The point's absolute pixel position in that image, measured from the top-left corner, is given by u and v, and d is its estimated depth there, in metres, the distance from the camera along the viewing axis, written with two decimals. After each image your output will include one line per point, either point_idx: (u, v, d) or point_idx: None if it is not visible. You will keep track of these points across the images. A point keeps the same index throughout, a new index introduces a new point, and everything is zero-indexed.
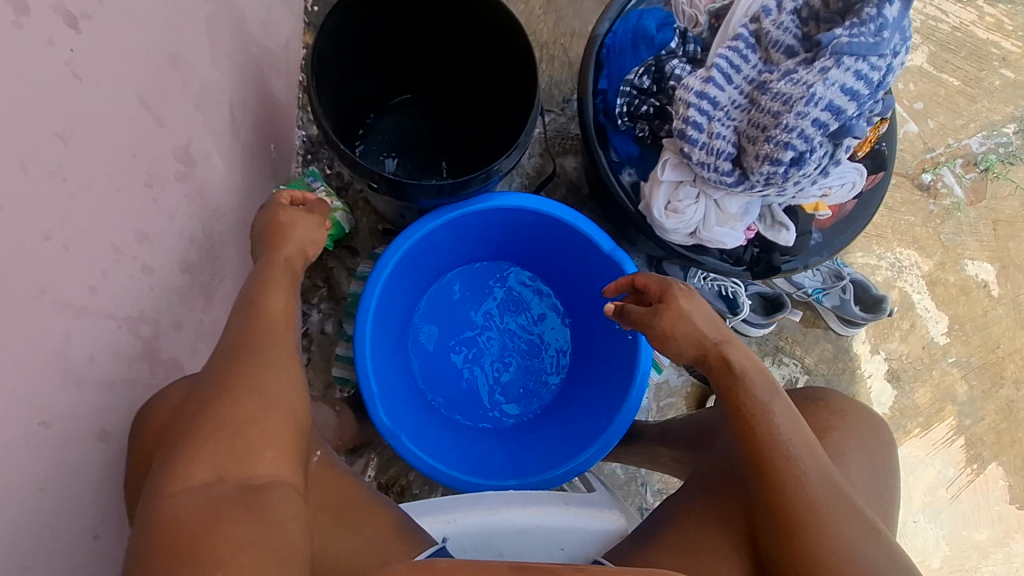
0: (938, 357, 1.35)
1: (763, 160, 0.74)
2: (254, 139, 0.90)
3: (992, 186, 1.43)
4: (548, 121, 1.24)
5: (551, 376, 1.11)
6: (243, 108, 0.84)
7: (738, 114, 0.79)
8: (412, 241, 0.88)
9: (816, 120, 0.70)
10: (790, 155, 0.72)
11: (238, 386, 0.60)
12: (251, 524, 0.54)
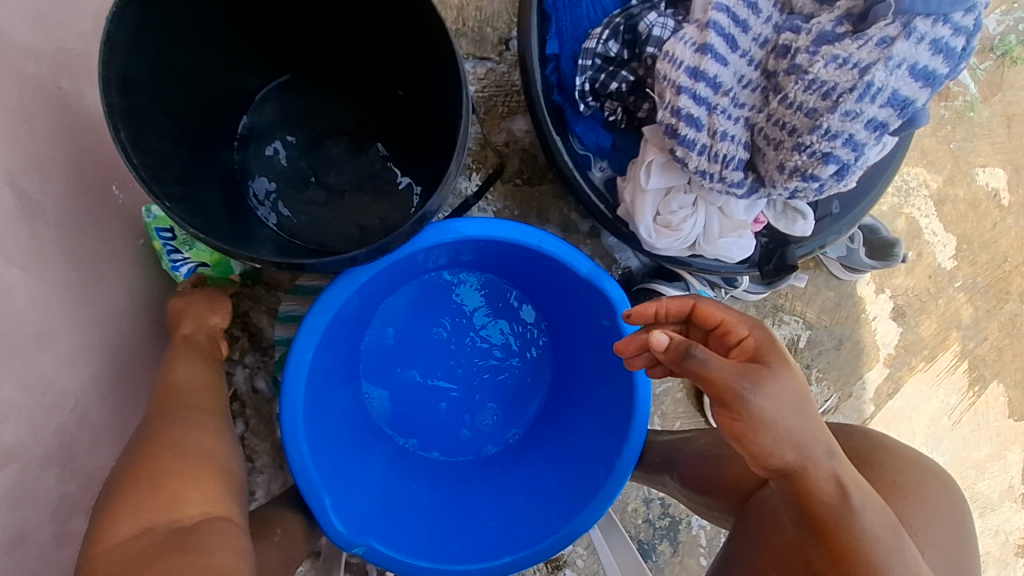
0: (945, 284, 1.24)
1: (792, 174, 0.58)
2: (78, 204, 0.64)
3: (1009, 74, 1.23)
4: (485, 73, 0.96)
5: (531, 393, 0.96)
6: (39, 175, 0.58)
7: (747, 98, 0.60)
8: (331, 312, 0.69)
9: (871, 120, 0.55)
10: (832, 168, 0.57)
11: (155, 447, 0.59)
12: (184, 558, 0.48)
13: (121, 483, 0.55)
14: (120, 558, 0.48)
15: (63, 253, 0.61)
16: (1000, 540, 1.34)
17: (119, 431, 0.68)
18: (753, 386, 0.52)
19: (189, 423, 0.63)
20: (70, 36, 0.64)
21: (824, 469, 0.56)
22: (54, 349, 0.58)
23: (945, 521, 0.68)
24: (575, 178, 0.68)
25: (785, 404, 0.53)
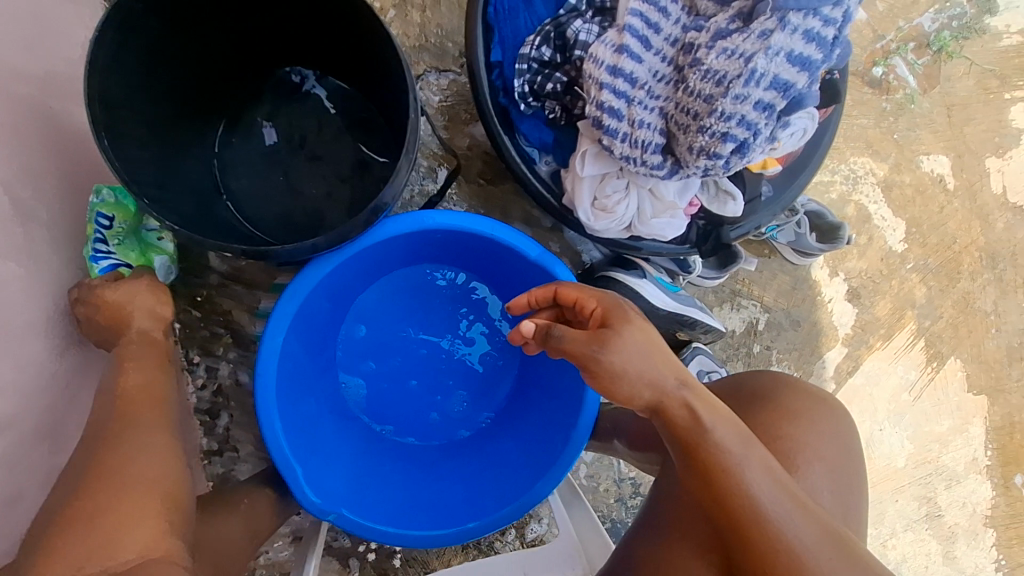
0: (897, 266, 1.31)
1: (699, 154, 0.65)
2: (64, 213, 0.72)
3: (945, 68, 1.32)
4: (447, 84, 1.04)
5: (499, 378, 1.03)
6: (26, 185, 0.66)
7: (662, 90, 0.67)
8: (301, 299, 0.75)
9: (758, 102, 0.62)
10: (730, 146, 0.63)
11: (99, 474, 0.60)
12: None
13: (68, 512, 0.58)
14: None
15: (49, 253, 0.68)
16: (968, 512, 1.39)
17: None
18: (601, 347, 0.58)
19: (136, 444, 0.64)
20: (57, 63, 0.72)
21: (670, 394, 0.59)
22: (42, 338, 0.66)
23: (848, 456, 0.71)
24: (521, 171, 0.76)
25: (634, 354, 0.59)
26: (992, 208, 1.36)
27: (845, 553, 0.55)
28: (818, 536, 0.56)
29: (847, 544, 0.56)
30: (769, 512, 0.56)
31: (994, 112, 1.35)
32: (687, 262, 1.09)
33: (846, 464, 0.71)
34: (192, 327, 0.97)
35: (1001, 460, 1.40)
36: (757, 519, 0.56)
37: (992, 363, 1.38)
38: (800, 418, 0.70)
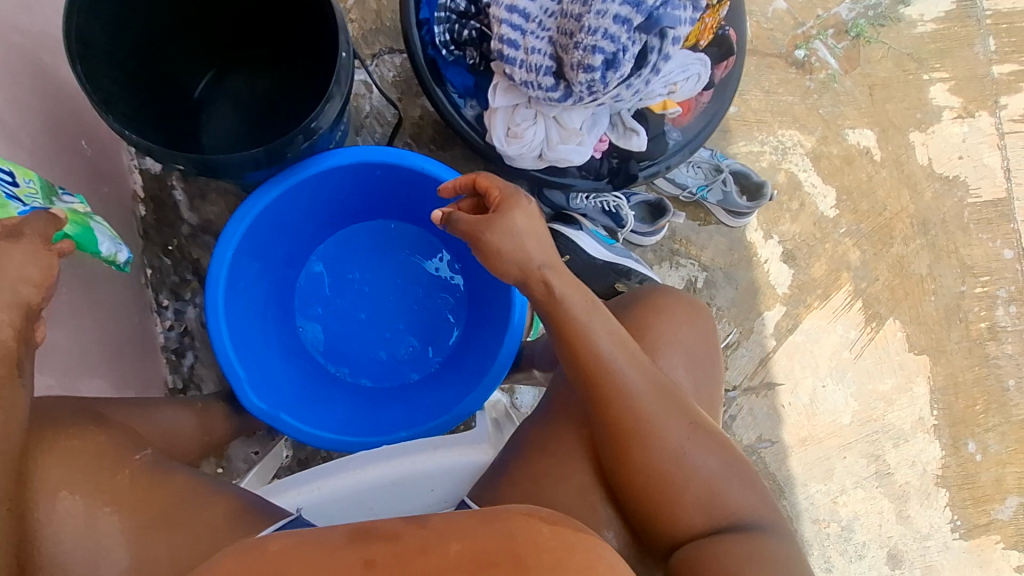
0: (830, 230, 1.39)
1: (578, 69, 0.74)
2: (49, 146, 0.84)
3: (865, 51, 1.44)
4: (400, 62, 1.17)
5: (446, 324, 1.13)
6: (16, 115, 0.77)
7: (550, 23, 0.78)
8: (249, 222, 0.86)
9: (617, 18, 0.72)
10: (600, 58, 0.72)
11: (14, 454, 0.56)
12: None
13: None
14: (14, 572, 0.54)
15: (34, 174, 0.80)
16: (919, 471, 1.42)
17: (78, 325, 0.84)
18: (484, 228, 0.75)
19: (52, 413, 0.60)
20: (50, 23, 0.86)
21: (539, 275, 0.75)
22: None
23: (714, 348, 0.83)
24: (446, 109, 0.87)
25: (506, 235, 0.75)
26: (919, 178, 1.46)
27: (675, 403, 0.72)
28: (653, 391, 0.71)
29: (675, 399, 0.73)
30: (619, 375, 0.71)
31: (914, 90, 1.46)
32: (620, 216, 1.19)
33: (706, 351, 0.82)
34: (164, 273, 1.07)
35: (949, 420, 1.44)
36: (611, 381, 0.71)
37: (932, 324, 1.45)
38: (670, 314, 0.81)
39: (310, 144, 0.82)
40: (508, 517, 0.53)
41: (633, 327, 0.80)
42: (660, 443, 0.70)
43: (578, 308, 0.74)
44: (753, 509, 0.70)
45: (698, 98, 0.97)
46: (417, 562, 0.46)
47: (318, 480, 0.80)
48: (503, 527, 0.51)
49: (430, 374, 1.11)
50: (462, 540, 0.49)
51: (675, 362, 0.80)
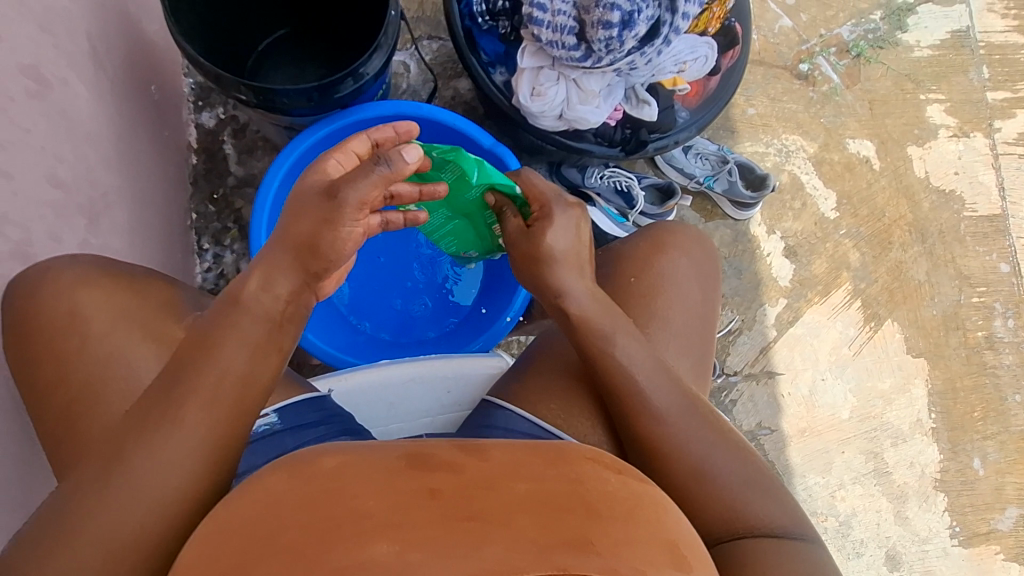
0: (830, 230, 1.47)
1: (598, 26, 0.84)
2: (121, 79, 0.96)
3: (865, 70, 1.54)
4: (436, 47, 1.29)
5: (463, 287, 1.21)
6: (103, 47, 0.90)
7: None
8: (296, 155, 0.99)
9: None
10: (617, 15, 0.82)
11: (179, 377, 0.61)
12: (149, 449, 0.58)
13: (151, 397, 0.60)
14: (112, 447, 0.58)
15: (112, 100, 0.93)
16: (917, 472, 1.44)
17: (132, 240, 0.95)
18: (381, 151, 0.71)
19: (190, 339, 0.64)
20: None
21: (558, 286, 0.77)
22: (98, 149, 0.87)
23: (713, 272, 0.85)
24: (478, 72, 0.97)
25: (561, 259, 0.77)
26: (917, 189, 1.53)
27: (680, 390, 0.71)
28: (657, 371, 0.72)
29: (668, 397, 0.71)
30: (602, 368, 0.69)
31: (912, 108, 1.55)
32: (631, 197, 1.28)
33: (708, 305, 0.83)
34: (207, 220, 1.21)
35: (948, 425, 1.46)
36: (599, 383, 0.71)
37: (930, 329, 1.49)
38: (674, 250, 0.84)
39: (357, 90, 0.93)
40: (574, 462, 0.58)
41: (638, 262, 0.83)
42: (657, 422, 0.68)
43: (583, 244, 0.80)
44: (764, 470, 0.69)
45: (706, 84, 1.07)
46: (488, 495, 0.52)
47: (345, 374, 0.79)
48: (573, 473, 0.56)
49: (446, 332, 1.19)
50: (528, 483, 0.54)
51: (683, 284, 0.82)
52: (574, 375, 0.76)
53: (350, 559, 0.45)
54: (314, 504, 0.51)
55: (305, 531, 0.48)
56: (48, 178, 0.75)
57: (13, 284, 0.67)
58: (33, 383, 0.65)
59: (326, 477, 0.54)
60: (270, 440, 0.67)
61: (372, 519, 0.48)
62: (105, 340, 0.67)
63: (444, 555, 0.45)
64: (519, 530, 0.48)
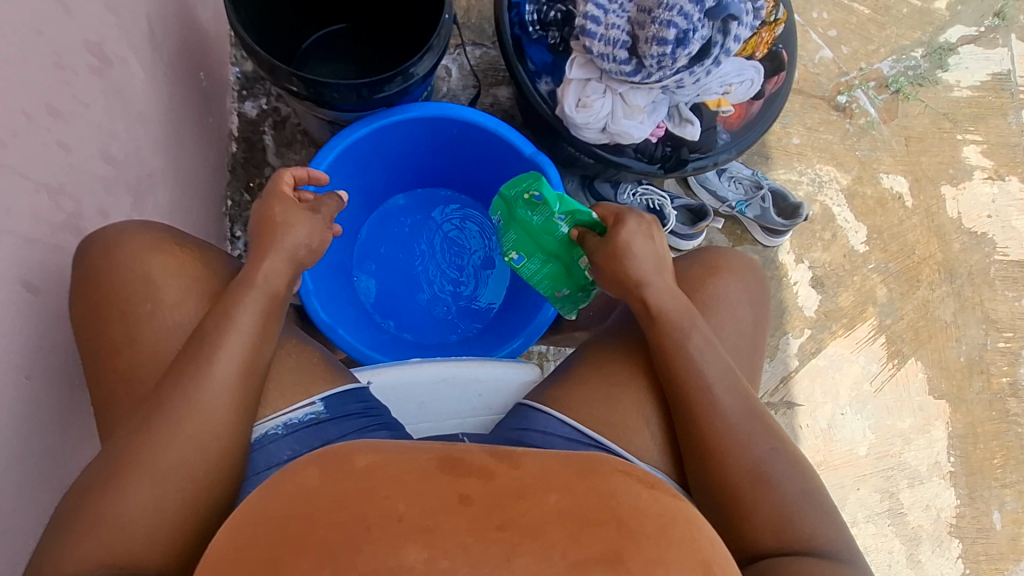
0: (859, 264, 1.46)
1: (652, 42, 0.84)
2: (174, 63, 0.97)
3: (903, 106, 1.53)
4: (479, 54, 1.30)
5: (490, 293, 1.22)
6: (161, 30, 0.92)
7: (631, 5, 0.88)
8: (341, 148, 0.99)
9: None
10: (673, 32, 0.82)
11: (213, 352, 0.62)
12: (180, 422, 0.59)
13: (184, 367, 0.62)
14: (145, 416, 0.60)
15: (164, 81, 0.94)
16: (933, 516, 1.41)
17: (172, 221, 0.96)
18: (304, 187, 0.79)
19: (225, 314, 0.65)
20: None
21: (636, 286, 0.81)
22: (148, 129, 0.88)
23: (766, 299, 0.86)
24: (524, 82, 0.98)
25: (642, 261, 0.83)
26: (949, 229, 1.51)
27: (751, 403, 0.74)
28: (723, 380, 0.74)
29: (720, 411, 0.72)
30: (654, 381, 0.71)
31: (948, 148, 1.54)
32: (663, 216, 1.27)
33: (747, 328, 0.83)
34: (242, 208, 1.22)
35: (966, 469, 1.44)
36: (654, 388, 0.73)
37: (953, 371, 1.47)
38: (728, 273, 0.84)
39: (404, 90, 0.94)
40: (607, 472, 0.56)
41: (690, 284, 0.84)
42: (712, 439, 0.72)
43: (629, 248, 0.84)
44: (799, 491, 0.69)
45: (749, 107, 1.07)
46: (520, 505, 0.50)
47: (380, 367, 0.80)
48: (605, 485, 0.54)
49: (468, 337, 1.19)
50: (560, 493, 0.52)
51: (741, 312, 0.83)
52: (623, 382, 0.79)
53: (382, 565, 0.45)
54: (343, 503, 0.50)
55: (335, 530, 0.48)
56: (102, 155, 0.76)
57: (83, 246, 0.68)
58: (96, 343, 0.66)
59: (352, 473, 0.53)
60: (314, 429, 0.68)
61: (401, 525, 0.47)
62: (174, 310, 0.68)
63: (474, 566, 0.46)
64: (550, 545, 0.47)
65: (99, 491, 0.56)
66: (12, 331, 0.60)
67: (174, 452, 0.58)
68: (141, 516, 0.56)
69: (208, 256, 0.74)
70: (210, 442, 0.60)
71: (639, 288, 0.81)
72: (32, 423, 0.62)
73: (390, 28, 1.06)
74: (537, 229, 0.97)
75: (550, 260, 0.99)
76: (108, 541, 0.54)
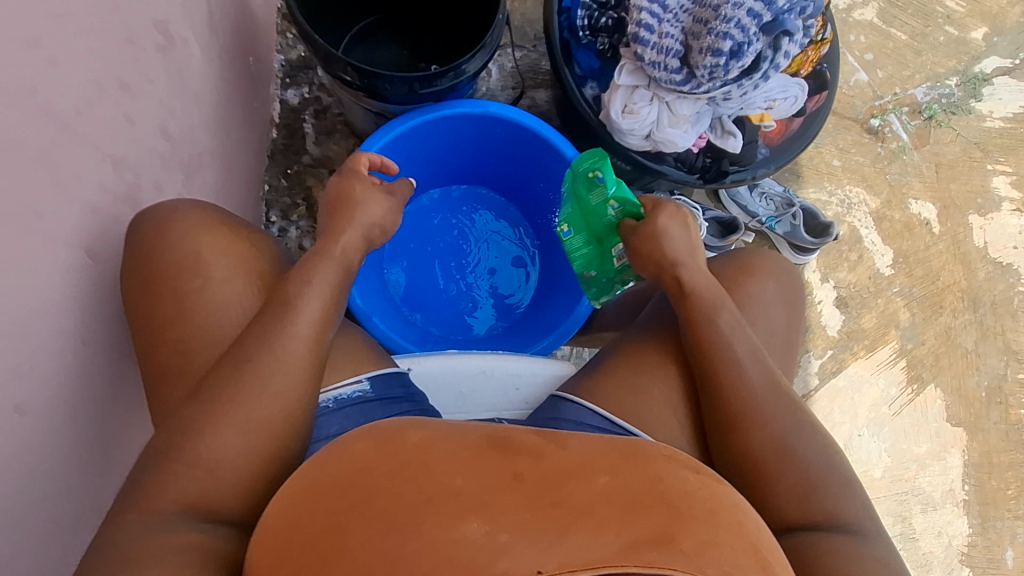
0: (883, 286, 1.47)
1: (706, 53, 0.85)
2: (228, 45, 0.99)
3: (935, 133, 1.54)
4: (520, 56, 1.31)
5: (518, 292, 1.23)
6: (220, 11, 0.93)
7: (684, 16, 0.90)
8: (387, 139, 1.00)
9: (750, 11, 0.83)
10: (729, 44, 0.83)
11: (279, 327, 0.67)
12: (250, 389, 0.64)
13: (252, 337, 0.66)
14: (217, 380, 0.64)
15: (219, 62, 0.95)
16: (944, 542, 1.40)
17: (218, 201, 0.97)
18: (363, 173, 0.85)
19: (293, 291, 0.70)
20: None
21: (671, 270, 0.84)
22: (203, 108, 0.89)
23: (800, 301, 0.86)
24: (571, 85, 0.99)
25: (676, 244, 0.86)
26: (974, 257, 1.51)
27: (784, 400, 0.73)
28: (766, 389, 0.73)
29: (754, 407, 0.72)
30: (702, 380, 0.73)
31: (979, 176, 1.55)
32: (694, 225, 1.28)
33: (787, 339, 0.83)
34: (279, 193, 1.24)
35: (980, 498, 1.43)
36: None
37: (972, 399, 1.47)
38: (761, 275, 0.84)
39: (453, 86, 0.95)
40: (651, 459, 0.57)
41: (728, 286, 0.84)
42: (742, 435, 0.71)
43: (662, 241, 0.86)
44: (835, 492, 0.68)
45: (789, 124, 1.08)
46: (572, 485, 0.51)
47: (420, 355, 0.82)
48: (651, 470, 0.55)
49: (495, 334, 1.20)
50: (609, 475, 0.53)
51: (772, 312, 0.83)
52: (661, 385, 0.78)
53: (442, 536, 0.46)
54: (400, 476, 0.51)
55: (394, 502, 0.49)
56: (164, 131, 0.77)
57: (136, 221, 0.69)
58: (148, 316, 0.67)
59: (408, 448, 0.54)
60: (361, 407, 0.72)
61: (459, 498, 0.49)
62: (223, 287, 0.69)
63: (533, 540, 0.45)
64: (606, 523, 0.47)
65: (188, 436, 0.61)
66: (75, 299, 0.61)
67: (243, 416, 0.63)
68: (221, 466, 0.61)
69: (256, 239, 0.75)
70: (288, 401, 0.65)
71: (673, 267, 0.84)
72: (84, 390, 0.62)
73: (440, 24, 1.07)
74: (589, 207, 0.99)
75: (590, 240, 1.03)
76: (196, 485, 0.60)
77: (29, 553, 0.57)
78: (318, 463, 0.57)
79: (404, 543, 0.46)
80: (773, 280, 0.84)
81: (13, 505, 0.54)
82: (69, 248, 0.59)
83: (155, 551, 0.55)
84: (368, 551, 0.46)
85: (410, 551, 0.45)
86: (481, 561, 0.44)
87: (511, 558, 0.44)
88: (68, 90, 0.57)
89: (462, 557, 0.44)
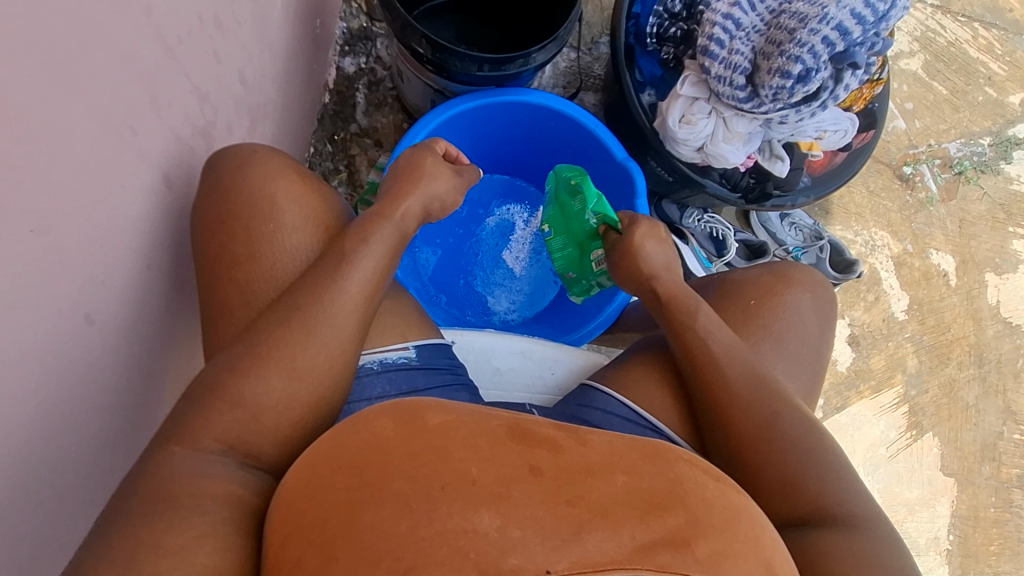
0: (895, 330, 1.50)
1: (775, 73, 0.88)
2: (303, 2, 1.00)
3: (963, 188, 1.57)
4: (575, 57, 1.33)
5: (547, 287, 1.24)
6: None
7: (756, 36, 0.93)
8: (442, 118, 1.02)
9: (825, 39, 0.85)
10: (799, 68, 0.86)
11: (329, 284, 0.66)
12: (297, 340, 0.63)
13: (302, 290, 0.66)
14: (267, 326, 0.64)
15: (293, 17, 0.96)
16: None
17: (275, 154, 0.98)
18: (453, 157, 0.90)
19: (343, 252, 0.69)
20: None
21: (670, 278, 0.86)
22: (275, 60, 0.90)
23: (833, 313, 0.88)
24: (631, 89, 1.01)
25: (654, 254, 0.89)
26: (985, 314, 1.53)
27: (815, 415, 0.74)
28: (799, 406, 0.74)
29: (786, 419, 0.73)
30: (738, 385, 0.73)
31: (1001, 237, 1.57)
32: (724, 245, 1.30)
33: (814, 361, 0.85)
34: (323, 157, 1.24)
35: (962, 550, 1.44)
36: (712, 366, 0.75)
37: (966, 453, 1.48)
38: (800, 285, 0.87)
39: (517, 74, 0.97)
40: (672, 461, 0.57)
41: (760, 294, 0.86)
42: (776, 444, 0.70)
43: (645, 253, 0.89)
44: (862, 510, 0.67)
45: (833, 157, 1.10)
46: (589, 483, 0.50)
47: (462, 329, 0.86)
48: (672, 471, 0.55)
49: (520, 326, 1.21)
50: (627, 474, 0.52)
51: (805, 320, 0.85)
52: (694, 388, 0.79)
53: (455, 526, 0.45)
54: (416, 459, 0.50)
55: (410, 484, 0.48)
56: (242, 76, 0.78)
57: (212, 161, 0.70)
58: (218, 253, 0.68)
59: (425, 430, 0.53)
60: (405, 373, 0.73)
61: (475, 489, 0.48)
62: (293, 236, 0.70)
63: (547, 537, 0.45)
64: (621, 524, 0.47)
65: (235, 376, 0.61)
66: (145, 224, 0.62)
67: (287, 364, 0.62)
68: (260, 410, 0.61)
69: (321, 194, 0.76)
70: (332, 355, 0.64)
71: (650, 280, 0.87)
72: (140, 313, 0.63)
73: (511, 14, 1.10)
74: (570, 213, 1.05)
75: (571, 243, 1.07)
76: (236, 426, 0.60)
77: (71, 462, 0.57)
78: (332, 434, 0.56)
79: (416, 529, 0.45)
80: (808, 301, 0.86)
81: (65, 411, 0.55)
82: (148, 174, 0.61)
83: (195, 492, 0.55)
84: (382, 532, 0.45)
85: (422, 538, 0.45)
86: (493, 557, 0.44)
87: (523, 555, 0.44)
88: (174, 21, 0.59)
89: (474, 550, 0.44)
